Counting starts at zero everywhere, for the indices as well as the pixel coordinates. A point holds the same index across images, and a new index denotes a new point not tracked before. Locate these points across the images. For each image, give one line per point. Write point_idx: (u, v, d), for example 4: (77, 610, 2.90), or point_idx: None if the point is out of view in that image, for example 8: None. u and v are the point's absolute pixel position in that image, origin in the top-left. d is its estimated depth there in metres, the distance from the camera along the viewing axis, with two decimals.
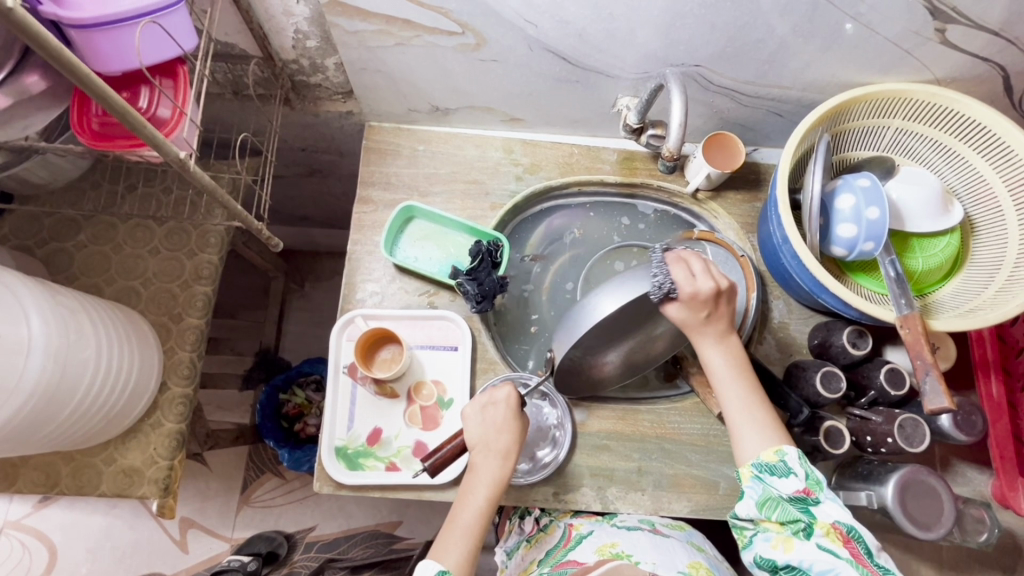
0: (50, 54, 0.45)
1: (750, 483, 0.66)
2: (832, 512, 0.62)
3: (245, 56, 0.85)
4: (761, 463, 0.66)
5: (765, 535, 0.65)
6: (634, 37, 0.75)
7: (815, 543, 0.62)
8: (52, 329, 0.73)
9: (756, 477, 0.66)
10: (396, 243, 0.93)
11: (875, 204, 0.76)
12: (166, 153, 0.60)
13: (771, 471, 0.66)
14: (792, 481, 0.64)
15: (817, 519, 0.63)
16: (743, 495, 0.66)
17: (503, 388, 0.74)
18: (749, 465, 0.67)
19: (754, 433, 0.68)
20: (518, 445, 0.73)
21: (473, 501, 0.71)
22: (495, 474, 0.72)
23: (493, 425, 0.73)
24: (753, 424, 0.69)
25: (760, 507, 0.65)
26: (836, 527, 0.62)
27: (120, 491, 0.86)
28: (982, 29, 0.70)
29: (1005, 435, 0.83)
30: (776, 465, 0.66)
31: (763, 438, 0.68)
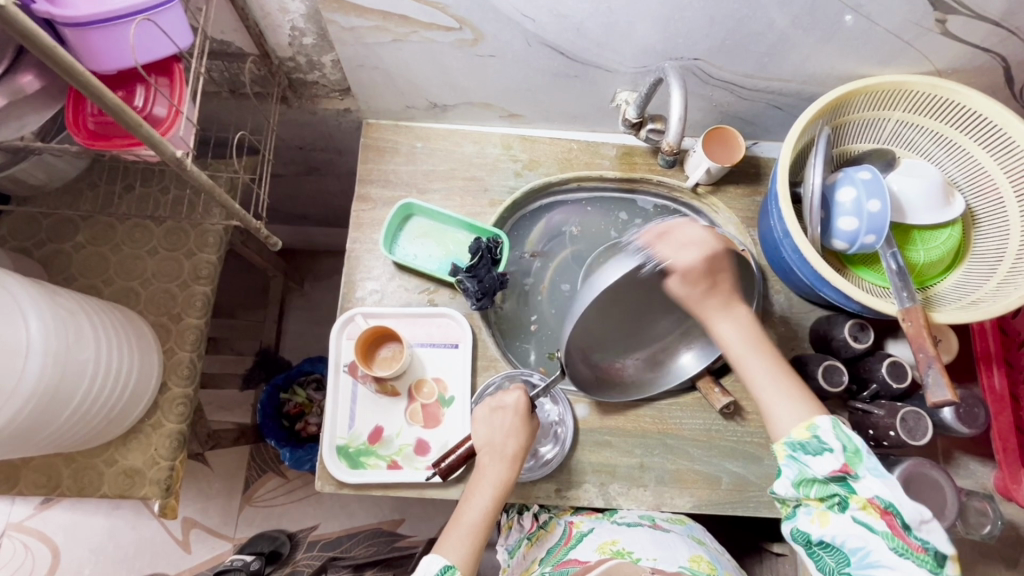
0: (42, 52, 0.45)
1: (786, 462, 0.61)
2: (872, 487, 0.57)
3: (241, 55, 0.85)
4: (794, 441, 0.60)
5: (802, 510, 0.61)
6: (633, 31, 0.74)
7: (849, 517, 0.58)
8: (51, 330, 0.73)
9: (791, 457, 0.60)
10: (395, 240, 0.92)
11: (875, 197, 0.76)
12: (163, 152, 0.60)
13: (804, 449, 0.60)
14: (827, 460, 0.59)
15: (853, 493, 0.58)
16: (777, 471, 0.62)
17: (512, 393, 0.75)
18: (782, 441, 0.61)
19: (784, 407, 0.62)
20: (527, 448, 0.73)
21: (478, 500, 0.70)
22: (500, 476, 0.72)
23: (497, 428, 0.74)
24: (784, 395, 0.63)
25: (796, 486, 0.60)
26: (873, 502, 0.57)
27: (122, 492, 0.86)
28: (983, 19, 0.70)
29: (1008, 426, 0.82)
30: (807, 442, 0.60)
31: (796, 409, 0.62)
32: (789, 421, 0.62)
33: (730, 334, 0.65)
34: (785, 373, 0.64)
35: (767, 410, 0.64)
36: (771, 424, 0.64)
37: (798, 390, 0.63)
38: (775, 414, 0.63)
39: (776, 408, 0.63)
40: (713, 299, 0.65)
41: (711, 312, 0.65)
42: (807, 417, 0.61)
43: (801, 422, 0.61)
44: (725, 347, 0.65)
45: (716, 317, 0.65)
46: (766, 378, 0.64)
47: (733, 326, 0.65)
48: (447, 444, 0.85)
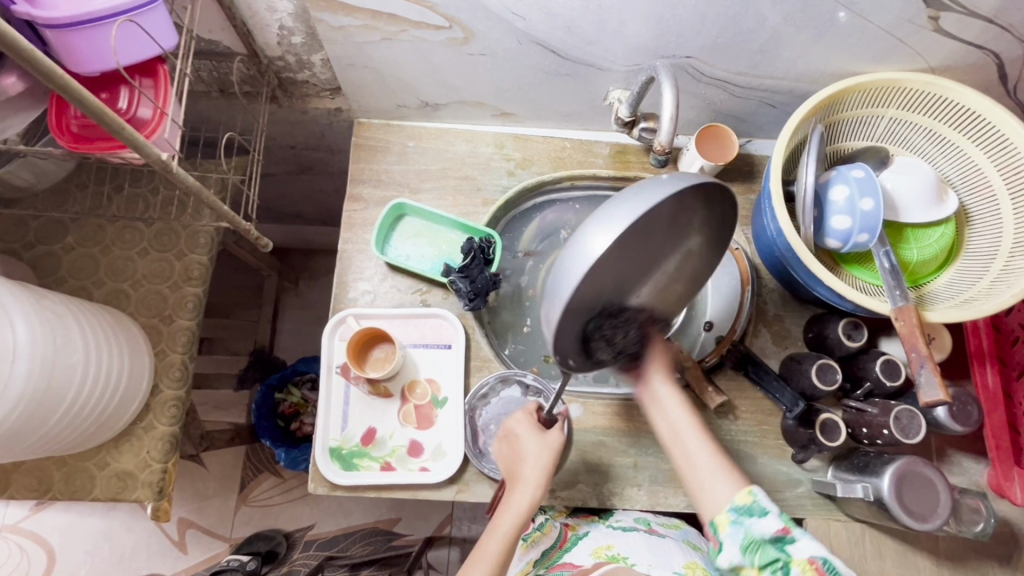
0: (22, 56, 0.44)
1: (729, 530, 0.59)
2: (809, 547, 0.56)
3: (230, 54, 0.84)
4: (737, 506, 0.59)
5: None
6: (624, 29, 0.73)
7: None
8: (38, 333, 0.72)
9: (734, 522, 0.59)
10: (388, 241, 0.92)
11: (869, 195, 0.75)
12: (147, 154, 0.59)
13: (749, 513, 0.59)
14: (770, 521, 0.58)
15: (792, 557, 0.57)
16: (722, 544, 0.59)
17: (518, 421, 0.74)
18: (725, 511, 0.60)
19: (718, 476, 0.62)
20: (548, 470, 0.69)
21: (502, 532, 0.66)
22: (522, 503, 0.67)
23: (517, 452, 0.72)
24: (715, 469, 0.63)
25: (744, 552, 0.58)
26: (813, 563, 0.56)
27: (114, 495, 0.86)
28: (975, 16, 0.69)
29: (1001, 424, 0.83)
30: (751, 506, 0.59)
31: (727, 481, 0.61)
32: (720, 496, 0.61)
33: (667, 398, 0.65)
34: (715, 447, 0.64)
35: (699, 485, 0.63)
36: (703, 501, 0.62)
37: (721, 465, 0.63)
38: (708, 491, 0.62)
39: (705, 484, 0.62)
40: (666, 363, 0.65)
41: (656, 373, 0.65)
42: (746, 484, 0.60)
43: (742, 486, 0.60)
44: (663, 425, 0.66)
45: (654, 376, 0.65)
46: (699, 452, 0.64)
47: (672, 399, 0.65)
48: (440, 445, 0.84)
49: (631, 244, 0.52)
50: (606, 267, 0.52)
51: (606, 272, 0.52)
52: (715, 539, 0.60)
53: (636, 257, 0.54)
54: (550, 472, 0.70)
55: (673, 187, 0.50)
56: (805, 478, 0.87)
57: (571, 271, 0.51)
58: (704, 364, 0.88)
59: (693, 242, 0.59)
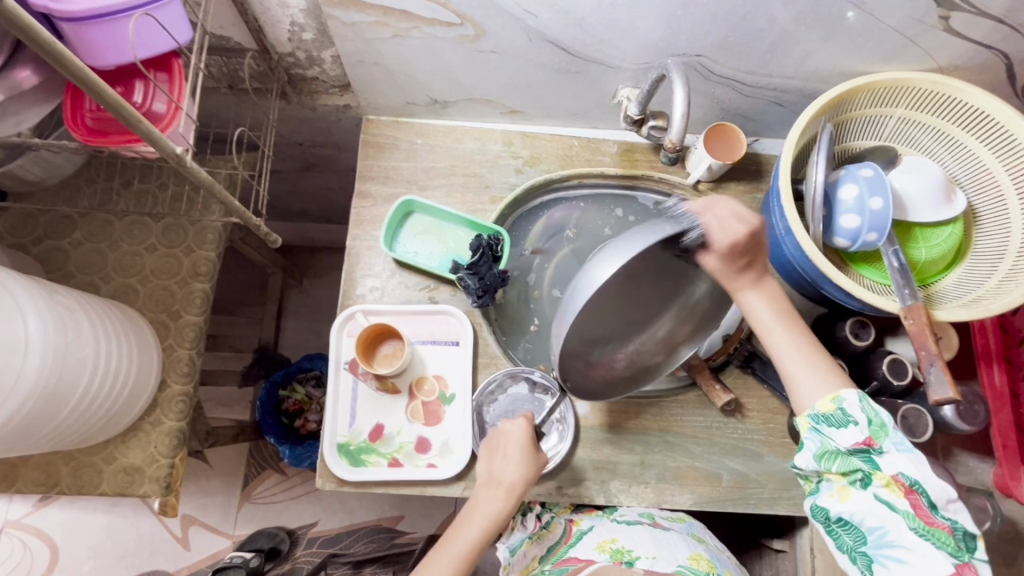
0: (41, 48, 0.44)
1: (808, 435, 0.62)
2: (897, 463, 0.58)
3: (240, 50, 0.84)
4: (818, 414, 0.61)
5: (824, 485, 0.62)
6: (635, 27, 0.74)
7: (872, 494, 0.59)
8: (49, 327, 0.72)
9: (814, 429, 0.61)
10: (395, 237, 0.92)
11: (878, 194, 0.76)
12: (163, 149, 0.60)
13: (828, 421, 0.60)
14: (850, 433, 0.59)
15: (877, 470, 0.59)
16: (801, 446, 0.63)
17: (512, 425, 0.73)
18: (806, 414, 0.62)
19: (809, 377, 0.62)
20: (527, 482, 0.70)
21: (470, 532, 0.68)
22: (492, 509, 0.69)
23: (497, 455, 0.73)
24: (809, 368, 0.63)
25: (818, 459, 0.61)
26: (898, 481, 0.57)
27: (121, 490, 0.86)
28: (985, 17, 0.69)
29: (1008, 423, 0.83)
30: (832, 415, 0.60)
31: (822, 382, 0.62)
32: (813, 394, 0.62)
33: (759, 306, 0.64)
34: (810, 345, 0.64)
35: (790, 382, 0.64)
36: (794, 396, 0.64)
37: (817, 362, 0.63)
38: (801, 387, 0.63)
39: (799, 380, 0.63)
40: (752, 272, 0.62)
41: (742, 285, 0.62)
42: (833, 389, 0.61)
43: (825, 395, 0.61)
44: (757, 324, 0.65)
45: (744, 287, 0.63)
46: (791, 351, 0.63)
47: (762, 301, 0.64)
48: (447, 442, 0.85)
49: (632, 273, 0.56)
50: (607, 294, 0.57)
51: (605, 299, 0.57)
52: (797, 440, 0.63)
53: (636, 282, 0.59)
54: (528, 485, 0.70)
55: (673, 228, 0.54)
56: None
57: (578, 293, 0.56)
58: (711, 363, 0.88)
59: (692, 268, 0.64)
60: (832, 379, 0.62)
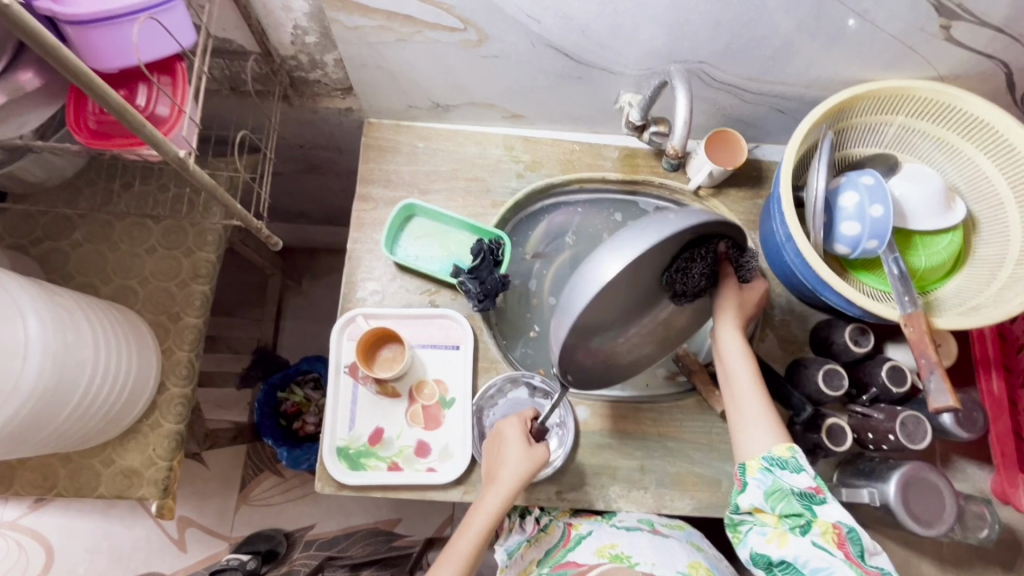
0: (46, 51, 0.45)
1: (759, 476, 0.64)
2: (834, 513, 0.61)
3: (243, 52, 0.84)
4: (773, 457, 0.65)
5: (762, 527, 0.63)
6: (638, 33, 0.74)
7: (809, 540, 0.61)
8: (49, 330, 0.72)
9: (764, 470, 0.64)
10: (396, 241, 0.92)
11: (879, 202, 0.76)
12: (165, 151, 0.60)
13: (783, 465, 0.64)
14: (802, 478, 0.63)
15: (817, 517, 0.61)
16: (747, 486, 0.65)
17: (511, 424, 0.75)
18: (759, 457, 0.65)
19: (758, 426, 0.67)
20: (525, 479, 0.70)
21: (471, 532, 0.68)
22: (492, 505, 0.69)
23: (498, 454, 0.73)
24: (760, 420, 0.68)
25: (767, 497, 0.63)
26: (835, 528, 0.60)
27: (119, 492, 0.85)
28: (985, 26, 0.70)
29: (1006, 430, 0.84)
30: (787, 460, 0.64)
31: (769, 433, 0.67)
32: (757, 445, 0.66)
33: (734, 347, 0.71)
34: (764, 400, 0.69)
35: (741, 426, 0.69)
36: (739, 446, 0.68)
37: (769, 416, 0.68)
38: (748, 436, 0.68)
39: (748, 429, 0.68)
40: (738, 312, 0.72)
41: (726, 320, 0.71)
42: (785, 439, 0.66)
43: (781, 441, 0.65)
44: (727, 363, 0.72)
45: (724, 323, 0.71)
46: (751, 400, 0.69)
47: (739, 346, 0.71)
48: (447, 446, 0.85)
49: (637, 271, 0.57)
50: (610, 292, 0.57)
51: (612, 296, 0.57)
52: (741, 480, 0.66)
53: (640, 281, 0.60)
54: (525, 482, 0.71)
55: (690, 221, 0.55)
56: None
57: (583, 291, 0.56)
58: (711, 367, 0.89)
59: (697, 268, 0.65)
60: (779, 434, 0.67)
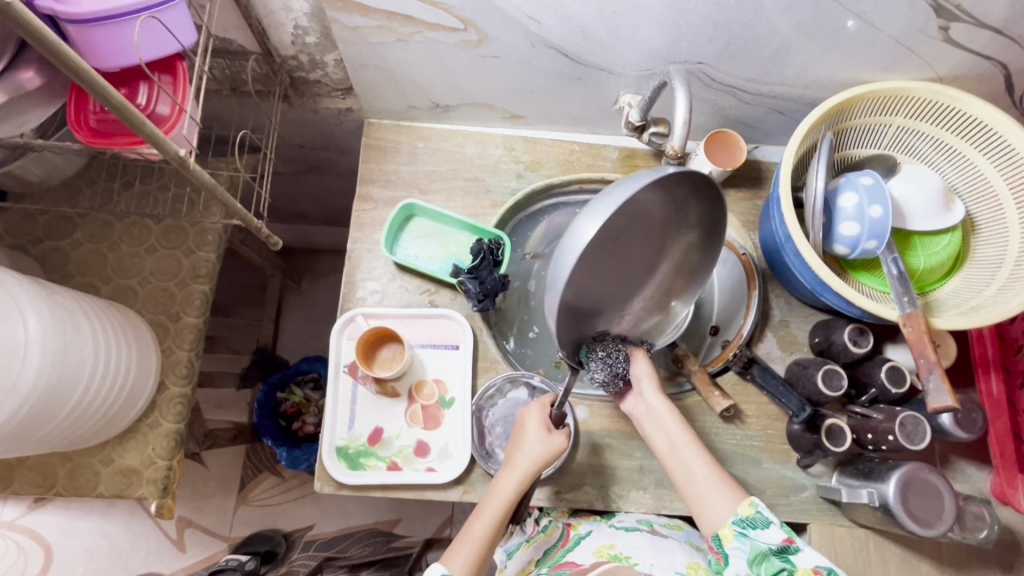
0: (47, 49, 0.45)
1: (733, 545, 0.64)
2: (812, 557, 0.61)
3: (244, 52, 0.84)
4: (741, 519, 0.65)
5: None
6: (638, 34, 0.74)
7: None
8: (49, 328, 0.72)
9: (739, 535, 0.64)
10: (396, 241, 0.92)
11: (878, 203, 0.76)
12: (166, 150, 0.60)
13: (752, 524, 0.64)
14: (773, 533, 0.63)
15: (797, 566, 0.62)
16: (729, 558, 0.64)
17: (532, 409, 0.75)
18: (729, 524, 0.65)
19: (719, 496, 0.68)
20: (542, 464, 0.70)
21: (487, 513, 0.68)
22: (508, 487, 0.69)
23: (517, 439, 0.73)
24: (720, 489, 0.68)
25: (750, 565, 0.63)
26: (818, 572, 0.60)
27: (118, 492, 0.85)
28: (984, 27, 0.70)
29: (1005, 431, 0.84)
30: (752, 518, 0.64)
31: (731, 499, 0.67)
32: (721, 515, 0.67)
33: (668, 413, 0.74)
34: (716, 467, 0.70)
35: (697, 499, 0.69)
36: (704, 518, 0.68)
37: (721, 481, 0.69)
38: (709, 507, 0.68)
39: (705, 502, 0.68)
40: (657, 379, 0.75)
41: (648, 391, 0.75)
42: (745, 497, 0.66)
43: (742, 501, 0.66)
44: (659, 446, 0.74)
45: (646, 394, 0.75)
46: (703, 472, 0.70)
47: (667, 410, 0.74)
48: (447, 446, 0.85)
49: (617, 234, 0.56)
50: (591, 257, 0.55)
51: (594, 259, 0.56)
52: (721, 552, 0.65)
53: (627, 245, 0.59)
54: (543, 465, 0.71)
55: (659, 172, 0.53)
56: (810, 483, 0.87)
57: (564, 259, 0.54)
58: (710, 370, 0.88)
59: (691, 237, 0.64)
60: (738, 494, 0.68)
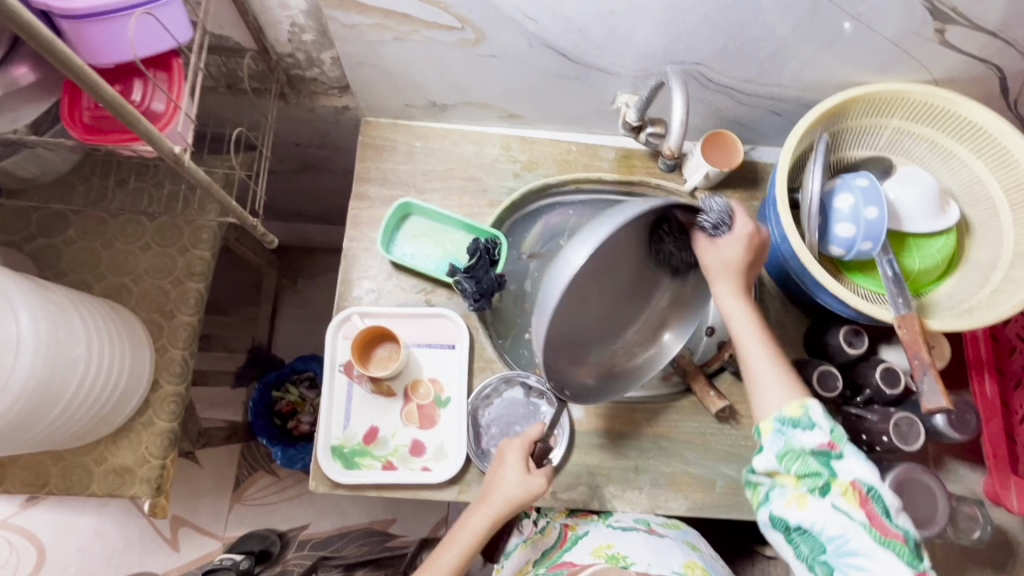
0: (41, 46, 0.44)
1: (770, 438, 0.61)
2: (854, 470, 0.58)
3: (240, 49, 0.83)
4: (784, 416, 0.61)
5: (779, 492, 0.61)
6: (635, 34, 0.74)
7: (829, 502, 0.57)
8: (42, 325, 0.72)
9: (777, 432, 0.61)
10: (392, 240, 0.92)
11: (873, 204, 0.77)
12: (161, 148, 0.60)
13: (795, 425, 0.61)
14: (815, 435, 0.59)
15: (835, 477, 0.58)
16: (763, 448, 0.62)
17: (513, 448, 0.73)
18: (771, 419, 0.62)
19: (776, 388, 0.64)
20: (515, 506, 0.69)
21: (454, 549, 0.68)
22: (477, 524, 0.69)
23: (495, 475, 0.72)
24: (779, 381, 0.64)
25: (779, 460, 0.60)
26: (855, 487, 0.57)
27: (111, 491, 0.85)
28: (980, 30, 0.70)
29: (998, 433, 0.85)
30: (799, 419, 0.61)
31: (788, 391, 0.63)
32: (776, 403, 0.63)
33: (738, 311, 0.67)
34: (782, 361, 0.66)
35: (756, 390, 0.65)
36: (756, 405, 0.65)
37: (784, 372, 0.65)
38: (764, 396, 0.64)
39: (762, 390, 0.64)
40: (735, 272, 0.66)
41: (722, 284, 0.66)
42: (798, 397, 0.62)
43: (793, 400, 0.62)
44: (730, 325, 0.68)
45: (724, 288, 0.66)
46: (763, 362, 0.66)
47: (740, 307, 0.67)
48: (442, 445, 0.85)
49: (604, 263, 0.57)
50: (580, 285, 0.56)
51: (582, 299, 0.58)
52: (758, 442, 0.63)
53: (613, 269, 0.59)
54: (517, 507, 0.70)
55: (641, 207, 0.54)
56: None
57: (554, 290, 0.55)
58: (705, 370, 0.87)
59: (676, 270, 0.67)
60: (796, 391, 0.63)
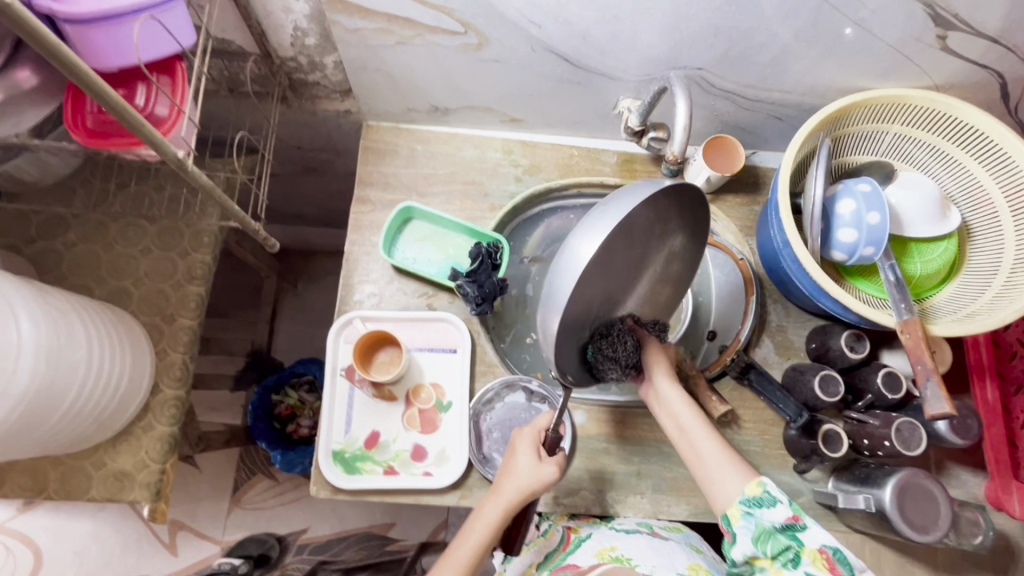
0: (43, 47, 0.44)
1: (741, 523, 0.62)
2: (819, 536, 0.58)
3: (243, 54, 0.84)
4: (748, 498, 0.62)
5: (759, 574, 0.60)
6: (638, 40, 0.74)
7: (802, 572, 0.58)
8: (42, 330, 0.71)
9: (746, 515, 0.62)
10: (394, 244, 0.91)
11: (875, 209, 0.77)
12: (162, 151, 0.59)
13: (758, 503, 0.62)
14: (779, 510, 0.60)
15: (804, 547, 0.59)
16: (735, 537, 0.62)
17: (522, 436, 0.74)
18: (737, 503, 0.63)
19: (730, 472, 0.66)
20: (527, 494, 0.69)
21: (470, 540, 0.68)
22: (490, 515, 0.68)
23: (506, 466, 0.72)
24: (725, 464, 0.67)
25: (755, 543, 0.60)
26: (823, 553, 0.58)
27: (110, 496, 0.84)
28: (981, 36, 0.71)
29: (1000, 437, 0.85)
30: (761, 497, 0.62)
31: (741, 473, 0.65)
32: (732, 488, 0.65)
33: (677, 400, 0.71)
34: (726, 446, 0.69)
35: (710, 476, 0.67)
36: (714, 494, 0.66)
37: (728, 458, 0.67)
38: (718, 485, 0.66)
39: (715, 476, 0.67)
40: (666, 360, 0.72)
41: (659, 371, 0.71)
42: (753, 476, 0.64)
43: (751, 478, 0.64)
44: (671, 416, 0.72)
45: (661, 377, 0.71)
46: (710, 445, 0.68)
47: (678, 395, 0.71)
48: (444, 450, 0.84)
49: (614, 254, 0.57)
50: (591, 277, 0.57)
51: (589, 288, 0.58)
52: (729, 532, 0.63)
53: (622, 262, 0.59)
54: (528, 497, 0.69)
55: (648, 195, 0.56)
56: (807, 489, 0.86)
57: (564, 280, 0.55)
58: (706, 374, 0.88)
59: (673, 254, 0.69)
60: (748, 472, 0.65)
